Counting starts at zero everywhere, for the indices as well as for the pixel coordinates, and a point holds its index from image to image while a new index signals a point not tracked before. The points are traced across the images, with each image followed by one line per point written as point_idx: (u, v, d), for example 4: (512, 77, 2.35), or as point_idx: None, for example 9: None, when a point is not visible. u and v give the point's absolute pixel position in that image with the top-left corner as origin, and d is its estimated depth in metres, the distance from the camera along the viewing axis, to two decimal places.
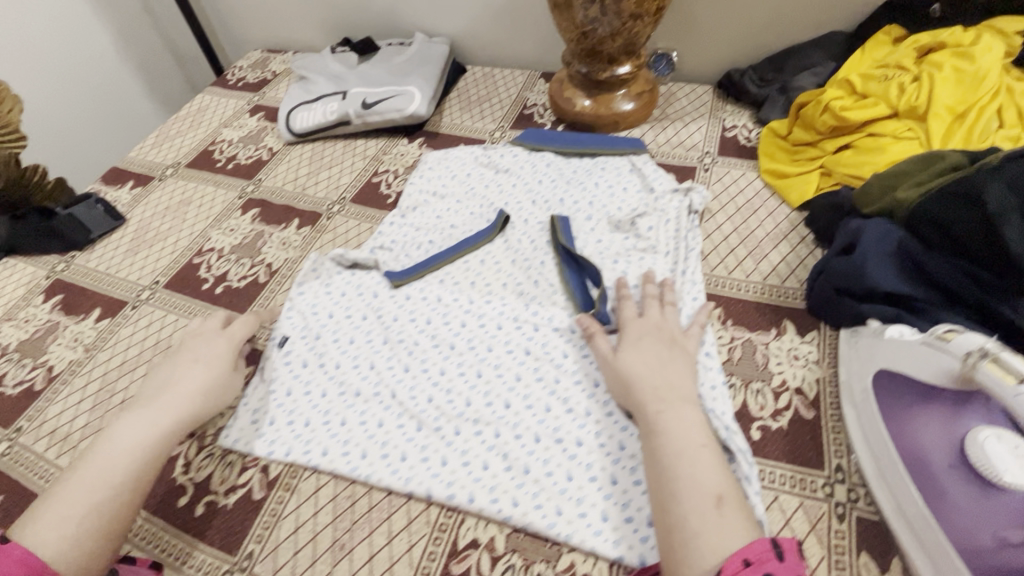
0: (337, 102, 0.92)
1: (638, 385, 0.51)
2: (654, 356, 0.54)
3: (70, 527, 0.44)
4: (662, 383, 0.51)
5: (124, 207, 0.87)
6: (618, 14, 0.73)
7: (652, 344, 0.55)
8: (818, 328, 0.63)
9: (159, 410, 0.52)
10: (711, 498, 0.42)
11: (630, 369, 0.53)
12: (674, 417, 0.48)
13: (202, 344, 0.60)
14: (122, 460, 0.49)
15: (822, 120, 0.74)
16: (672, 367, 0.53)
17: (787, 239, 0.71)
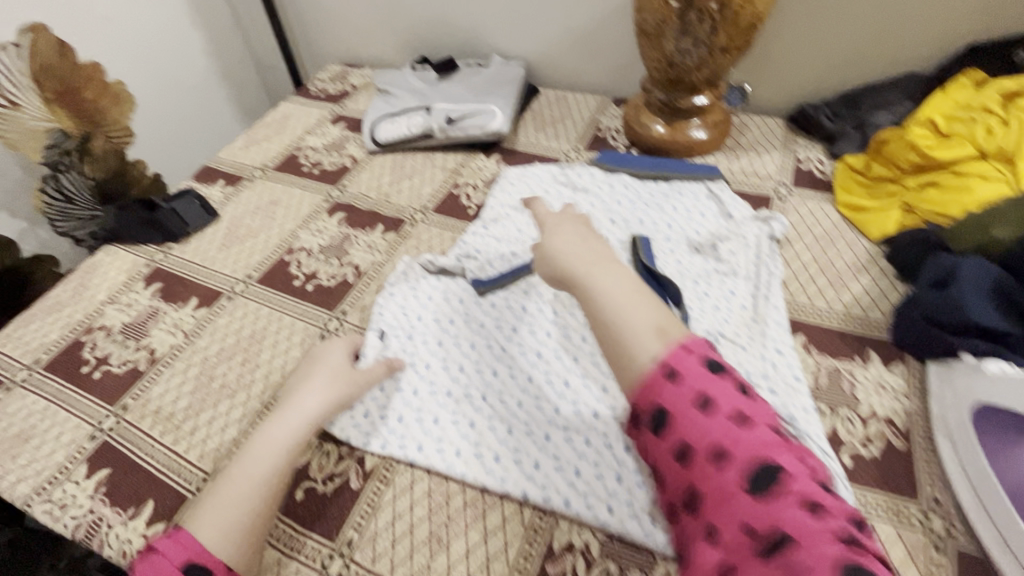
0: (422, 116, 0.97)
1: (565, 261, 0.51)
2: (575, 236, 0.55)
3: (223, 521, 0.49)
4: (581, 256, 0.51)
5: (217, 204, 0.92)
6: (710, 47, 0.76)
7: (570, 226, 0.57)
8: (904, 360, 0.63)
9: (290, 410, 0.57)
10: (652, 332, 0.43)
11: (552, 251, 0.53)
12: (603, 277, 0.48)
13: (324, 348, 0.65)
14: (270, 454, 0.54)
15: (906, 158, 0.76)
16: (592, 241, 0.54)
17: (867, 270, 0.73)
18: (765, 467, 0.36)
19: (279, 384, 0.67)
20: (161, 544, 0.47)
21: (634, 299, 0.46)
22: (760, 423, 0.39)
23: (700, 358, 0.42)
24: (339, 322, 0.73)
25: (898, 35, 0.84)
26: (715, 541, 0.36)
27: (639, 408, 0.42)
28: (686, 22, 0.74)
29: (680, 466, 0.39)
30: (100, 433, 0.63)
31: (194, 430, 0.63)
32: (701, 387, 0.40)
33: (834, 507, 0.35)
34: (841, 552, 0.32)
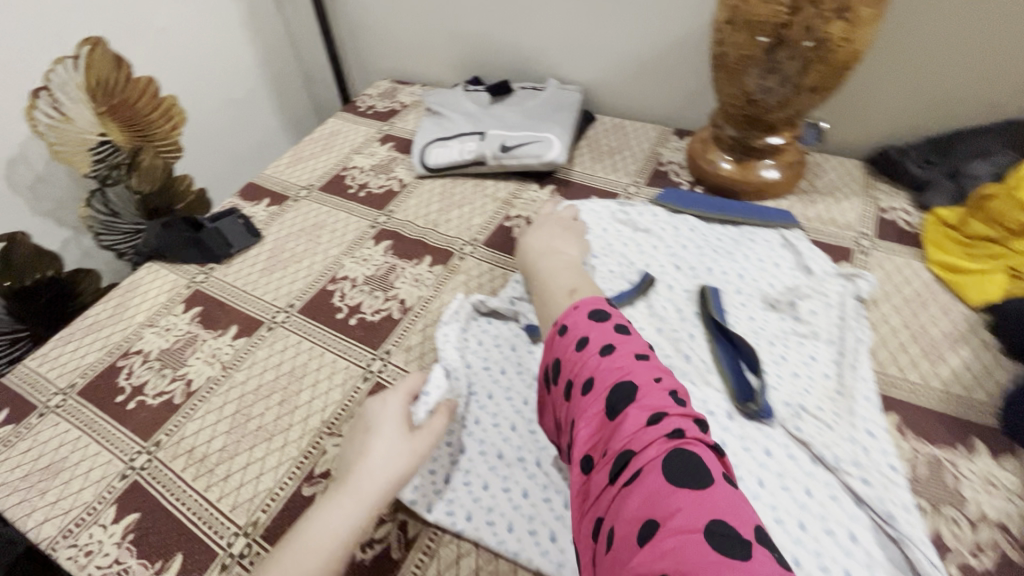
0: (475, 142, 0.93)
1: (530, 252, 0.71)
2: (543, 236, 0.74)
3: None
4: (544, 247, 0.71)
5: (261, 224, 0.89)
6: (797, 86, 0.70)
7: (549, 229, 0.75)
8: (1016, 453, 0.56)
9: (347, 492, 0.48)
10: (565, 294, 0.61)
11: (524, 248, 0.73)
12: (551, 259, 0.69)
13: (378, 408, 0.55)
14: (319, 550, 0.44)
15: (1013, 217, 0.68)
16: (560, 238, 0.73)
17: (967, 342, 0.65)
18: (622, 394, 0.44)
19: (318, 430, 0.63)
20: None
21: (563, 275, 0.65)
22: (624, 358, 0.47)
23: (584, 311, 0.53)
24: (383, 362, 0.69)
25: (1007, 78, 0.76)
26: (584, 460, 0.43)
27: (546, 363, 0.53)
28: (774, 59, 0.68)
29: (568, 402, 0.48)
30: (131, 472, 0.60)
31: (228, 476, 0.59)
32: (581, 335, 0.51)
33: (676, 415, 0.41)
34: (661, 448, 0.39)
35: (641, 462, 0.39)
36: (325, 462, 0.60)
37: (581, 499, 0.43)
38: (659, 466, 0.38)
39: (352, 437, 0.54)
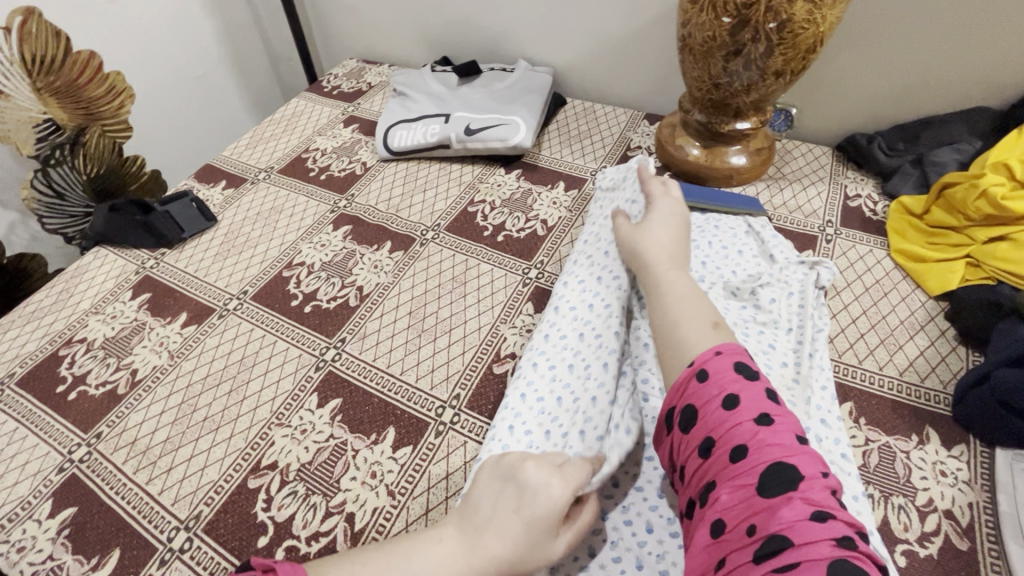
0: (439, 124, 0.90)
1: (651, 251, 0.61)
2: (672, 234, 0.63)
3: None
4: (672, 254, 0.61)
5: (216, 208, 0.86)
6: (763, 70, 0.69)
7: (674, 222, 0.64)
8: (966, 441, 0.56)
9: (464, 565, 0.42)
10: (709, 323, 0.52)
11: (645, 239, 0.62)
12: (675, 273, 0.58)
13: (538, 478, 0.45)
14: None
15: (974, 206, 0.67)
16: (681, 244, 0.63)
17: (924, 330, 0.65)
18: (783, 476, 0.38)
19: (267, 420, 0.61)
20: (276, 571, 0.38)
21: (699, 298, 0.56)
22: (785, 434, 0.41)
23: (730, 361, 0.46)
24: (337, 351, 0.67)
25: (978, 65, 0.76)
26: (718, 527, 0.39)
27: (674, 407, 0.47)
28: (738, 42, 0.66)
29: (702, 460, 0.43)
30: (70, 464, 0.58)
31: (171, 468, 0.57)
32: (729, 392, 0.44)
33: (846, 520, 0.36)
34: (833, 553, 0.34)
35: (799, 558, 0.34)
36: (273, 454, 0.58)
37: (706, 565, 0.39)
38: (825, 572, 0.33)
39: (497, 484, 0.46)
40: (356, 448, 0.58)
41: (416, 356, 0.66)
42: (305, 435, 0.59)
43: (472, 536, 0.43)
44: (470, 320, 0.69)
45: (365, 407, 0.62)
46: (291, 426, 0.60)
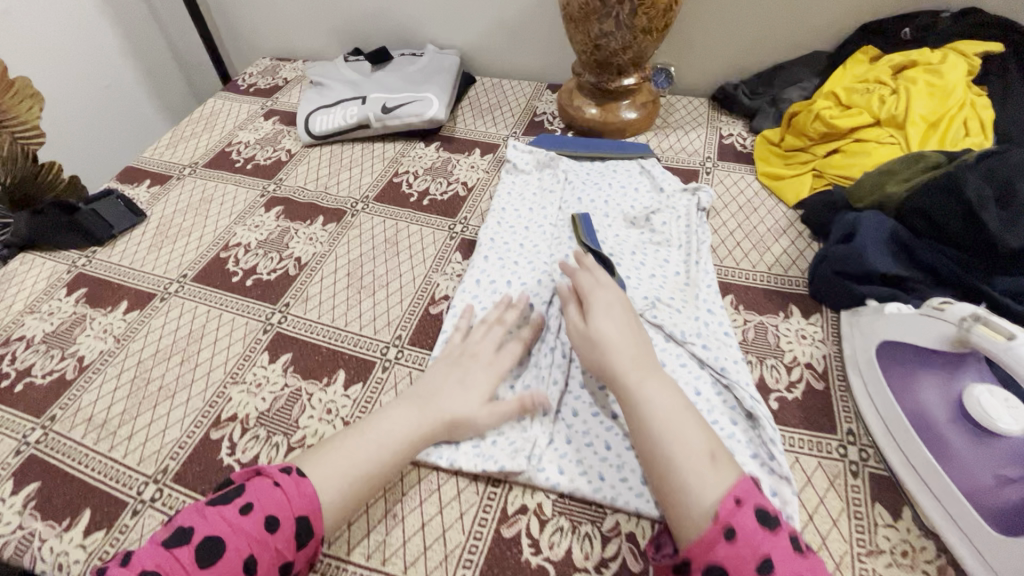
0: (357, 107, 0.96)
1: (615, 356, 0.54)
2: (622, 327, 0.57)
3: (340, 480, 0.50)
4: (632, 353, 0.54)
5: (144, 204, 0.88)
6: (632, 28, 0.80)
7: (618, 313, 0.58)
8: (820, 311, 0.69)
9: (424, 411, 0.56)
10: (705, 457, 0.47)
11: (608, 341, 0.55)
12: (648, 380, 0.52)
13: (473, 360, 0.61)
14: (386, 446, 0.53)
15: (813, 127, 0.82)
16: (635, 333, 0.57)
17: (786, 233, 0.78)
18: None
19: (222, 381, 0.65)
20: (283, 482, 0.48)
21: (683, 417, 0.50)
22: None
23: (752, 510, 0.43)
24: (282, 315, 0.72)
25: (809, 14, 0.91)
26: None
27: (697, 564, 0.42)
28: (606, 6, 0.77)
29: None
30: (27, 446, 0.60)
31: (132, 435, 0.61)
32: (765, 553, 0.41)
33: None
34: None
35: None
36: (232, 408, 0.63)
37: None
38: None
39: (437, 367, 0.61)
40: (310, 391, 0.64)
41: (358, 309, 0.72)
42: (260, 387, 0.64)
43: (426, 396, 0.58)
44: (404, 274, 0.76)
45: (314, 357, 0.67)
46: (246, 382, 0.65)
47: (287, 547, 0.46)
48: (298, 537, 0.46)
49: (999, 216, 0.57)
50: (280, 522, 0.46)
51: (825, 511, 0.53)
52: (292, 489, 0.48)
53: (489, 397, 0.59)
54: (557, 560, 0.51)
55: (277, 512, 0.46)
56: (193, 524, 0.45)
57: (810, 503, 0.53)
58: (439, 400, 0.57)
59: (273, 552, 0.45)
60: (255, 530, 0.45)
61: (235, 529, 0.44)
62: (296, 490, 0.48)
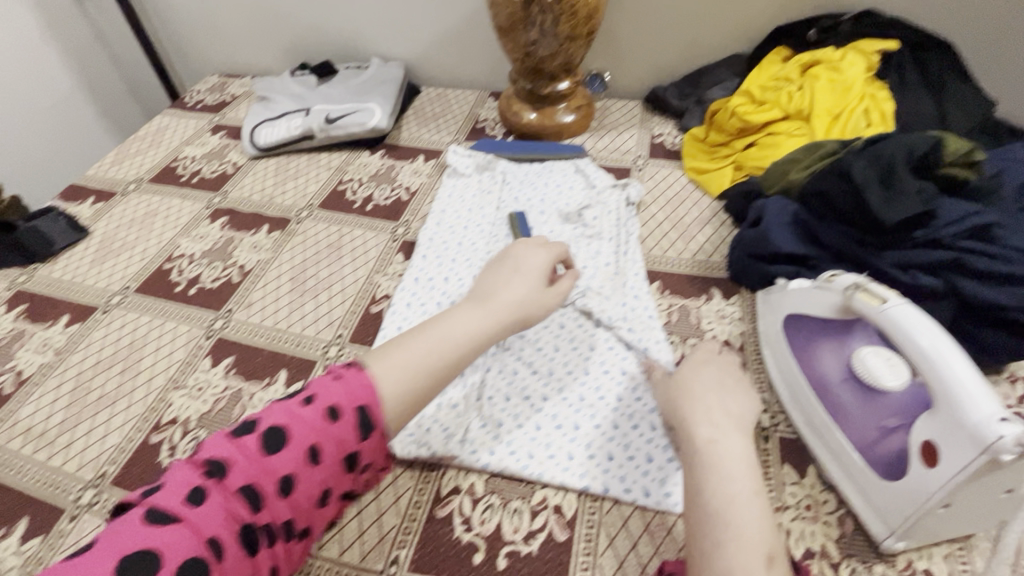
0: (301, 118, 0.99)
1: (691, 408, 0.50)
2: (719, 382, 0.53)
3: (408, 375, 0.46)
4: (725, 411, 0.49)
5: (87, 221, 0.89)
6: (556, 35, 0.85)
7: (716, 372, 0.55)
8: (739, 292, 0.73)
9: (489, 304, 0.53)
10: (763, 552, 0.39)
11: (690, 394, 0.52)
12: (727, 444, 0.45)
13: (529, 258, 0.59)
14: (454, 341, 0.50)
15: (731, 123, 0.88)
16: (732, 393, 0.52)
17: (710, 222, 0.83)
18: None
19: (163, 386, 0.66)
20: (344, 374, 0.45)
21: (754, 494, 0.42)
22: None
23: None
24: (225, 320, 0.73)
25: (725, 18, 0.97)
26: None
27: None
28: (529, 14, 0.82)
29: None
30: None
31: (71, 443, 0.61)
32: None
33: None
34: None
35: None
36: (173, 412, 0.64)
37: None
38: None
39: (494, 265, 0.59)
40: (251, 391, 0.65)
41: (300, 311, 0.74)
42: (201, 391, 0.66)
43: (487, 294, 0.55)
44: (347, 276, 0.78)
45: (256, 359, 0.69)
46: (187, 386, 0.66)
47: (351, 436, 0.44)
48: (359, 429, 0.44)
49: (882, 194, 0.63)
50: (344, 413, 0.44)
51: None
52: (346, 381, 0.45)
53: (545, 286, 0.57)
54: (487, 535, 0.53)
55: (341, 400, 0.44)
56: (260, 415, 0.43)
57: None
58: (503, 295, 0.54)
59: (336, 444, 0.43)
60: (316, 419, 0.43)
61: (299, 418, 0.42)
62: (347, 381, 0.45)
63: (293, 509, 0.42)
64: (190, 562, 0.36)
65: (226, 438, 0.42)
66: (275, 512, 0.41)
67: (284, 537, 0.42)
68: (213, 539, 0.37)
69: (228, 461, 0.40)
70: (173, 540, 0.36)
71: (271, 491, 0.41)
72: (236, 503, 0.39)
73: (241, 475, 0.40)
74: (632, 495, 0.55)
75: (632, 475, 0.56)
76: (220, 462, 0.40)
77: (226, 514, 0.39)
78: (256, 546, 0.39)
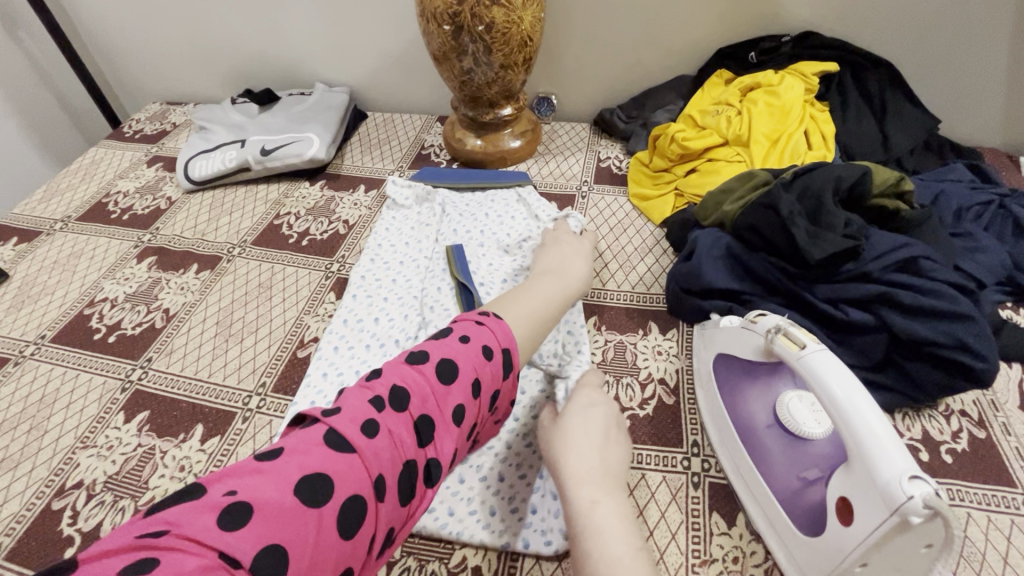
0: (236, 150, 0.96)
1: (571, 460, 0.48)
2: (596, 428, 0.51)
3: (528, 324, 0.55)
4: (602, 464, 0.47)
5: (7, 264, 0.85)
6: (492, 64, 0.83)
7: (595, 418, 0.52)
8: (676, 326, 0.72)
9: (559, 279, 0.65)
10: None
11: (567, 445, 0.49)
12: (605, 503, 0.44)
13: (572, 247, 0.73)
14: (548, 302, 0.60)
15: (671, 149, 0.86)
16: (610, 442, 0.50)
17: (652, 251, 0.81)
18: None
19: (71, 446, 0.63)
20: (486, 322, 0.50)
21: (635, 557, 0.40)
22: None
23: None
24: (143, 370, 0.70)
25: (668, 40, 0.96)
26: None
27: None
28: (461, 44, 0.80)
29: None
30: None
31: None
32: None
33: None
34: None
35: None
36: (78, 474, 0.60)
37: None
38: None
39: (547, 254, 0.71)
40: (164, 449, 0.62)
41: (224, 358, 0.71)
42: (111, 450, 0.62)
43: (558, 271, 0.67)
44: (276, 318, 0.76)
45: (173, 412, 0.66)
46: (96, 446, 0.63)
47: (497, 373, 0.48)
48: (505, 367, 0.49)
49: (808, 229, 0.62)
50: (492, 354, 0.48)
51: (665, 525, 0.55)
52: (493, 326, 0.50)
53: (589, 270, 0.71)
54: None
55: (492, 341, 0.49)
56: (427, 348, 0.47)
57: (652, 519, 0.55)
58: (567, 275, 0.67)
59: (491, 376, 0.47)
60: (475, 354, 0.47)
61: (461, 357, 0.46)
62: (494, 327, 0.50)
63: (457, 442, 0.44)
64: (361, 489, 0.37)
65: (397, 370, 0.44)
66: (440, 445, 0.43)
67: (446, 471, 0.44)
68: (383, 468, 0.39)
69: (407, 389, 0.43)
70: (347, 466, 0.38)
71: (435, 423, 0.43)
72: (404, 435, 0.41)
73: (414, 406, 0.42)
74: (552, 549, 0.52)
75: (554, 525, 0.54)
76: (393, 391, 0.43)
77: (395, 446, 0.40)
78: (414, 481, 0.41)
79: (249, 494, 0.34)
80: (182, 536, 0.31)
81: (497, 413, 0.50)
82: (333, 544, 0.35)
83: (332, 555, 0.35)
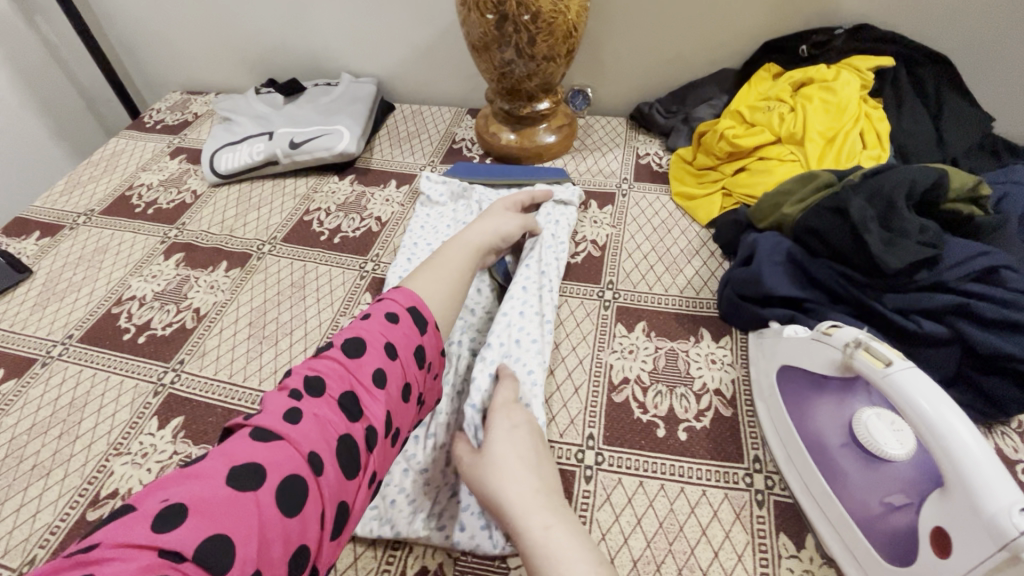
0: (264, 143, 0.93)
1: (507, 489, 0.45)
2: (518, 451, 0.48)
3: (444, 286, 0.56)
4: (535, 489, 0.45)
5: (30, 259, 0.82)
6: (534, 57, 0.80)
7: (521, 438, 0.50)
8: (729, 333, 0.69)
9: (467, 235, 0.64)
10: None
11: (495, 476, 0.46)
12: (556, 528, 0.42)
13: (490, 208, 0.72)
14: (458, 259, 0.60)
15: (719, 146, 0.83)
16: (538, 460, 0.49)
17: (699, 253, 0.78)
18: None
19: (104, 452, 0.60)
20: (388, 294, 0.53)
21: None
22: None
23: None
24: (176, 373, 0.67)
25: (713, 32, 0.92)
26: None
27: None
28: (503, 34, 0.77)
29: None
30: None
31: None
32: None
33: None
34: None
35: None
36: (112, 483, 0.58)
37: None
38: None
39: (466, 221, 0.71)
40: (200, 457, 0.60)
41: (258, 361, 0.68)
42: (145, 457, 0.60)
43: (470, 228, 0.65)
44: (310, 319, 0.73)
45: (208, 418, 0.63)
46: (130, 453, 0.60)
47: (411, 333, 0.50)
48: (416, 326, 0.51)
49: (882, 237, 0.58)
50: (398, 318, 0.50)
51: (731, 546, 0.52)
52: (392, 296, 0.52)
53: (512, 217, 0.69)
54: None
55: (398, 308, 0.51)
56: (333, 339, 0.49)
57: (715, 540, 0.52)
58: (480, 227, 0.66)
59: (403, 336, 0.49)
60: (379, 324, 0.49)
61: (366, 333, 0.48)
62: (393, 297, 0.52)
63: (387, 403, 0.46)
64: (294, 471, 0.39)
65: (309, 364, 0.46)
66: (372, 409, 0.45)
67: (385, 433, 0.45)
68: (315, 446, 0.41)
69: (323, 374, 0.45)
70: (278, 453, 0.39)
71: (357, 394, 0.45)
72: (330, 414, 0.43)
73: (332, 387, 0.44)
74: None
75: None
76: (308, 381, 0.44)
77: (323, 425, 0.42)
78: (353, 450, 0.43)
79: (182, 496, 0.35)
80: (117, 544, 0.32)
81: (432, 366, 0.51)
82: (279, 525, 0.37)
83: (281, 533, 0.37)
